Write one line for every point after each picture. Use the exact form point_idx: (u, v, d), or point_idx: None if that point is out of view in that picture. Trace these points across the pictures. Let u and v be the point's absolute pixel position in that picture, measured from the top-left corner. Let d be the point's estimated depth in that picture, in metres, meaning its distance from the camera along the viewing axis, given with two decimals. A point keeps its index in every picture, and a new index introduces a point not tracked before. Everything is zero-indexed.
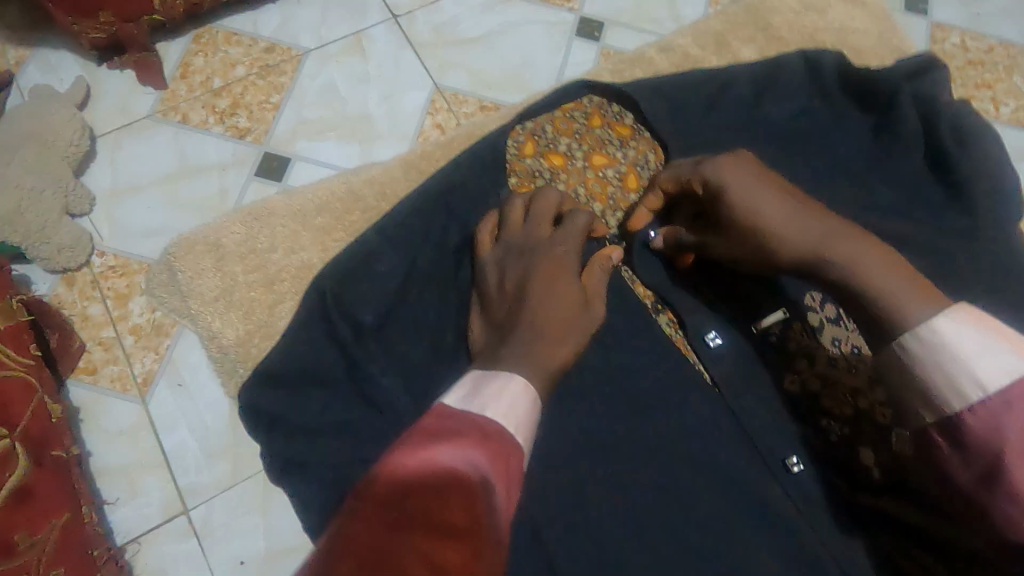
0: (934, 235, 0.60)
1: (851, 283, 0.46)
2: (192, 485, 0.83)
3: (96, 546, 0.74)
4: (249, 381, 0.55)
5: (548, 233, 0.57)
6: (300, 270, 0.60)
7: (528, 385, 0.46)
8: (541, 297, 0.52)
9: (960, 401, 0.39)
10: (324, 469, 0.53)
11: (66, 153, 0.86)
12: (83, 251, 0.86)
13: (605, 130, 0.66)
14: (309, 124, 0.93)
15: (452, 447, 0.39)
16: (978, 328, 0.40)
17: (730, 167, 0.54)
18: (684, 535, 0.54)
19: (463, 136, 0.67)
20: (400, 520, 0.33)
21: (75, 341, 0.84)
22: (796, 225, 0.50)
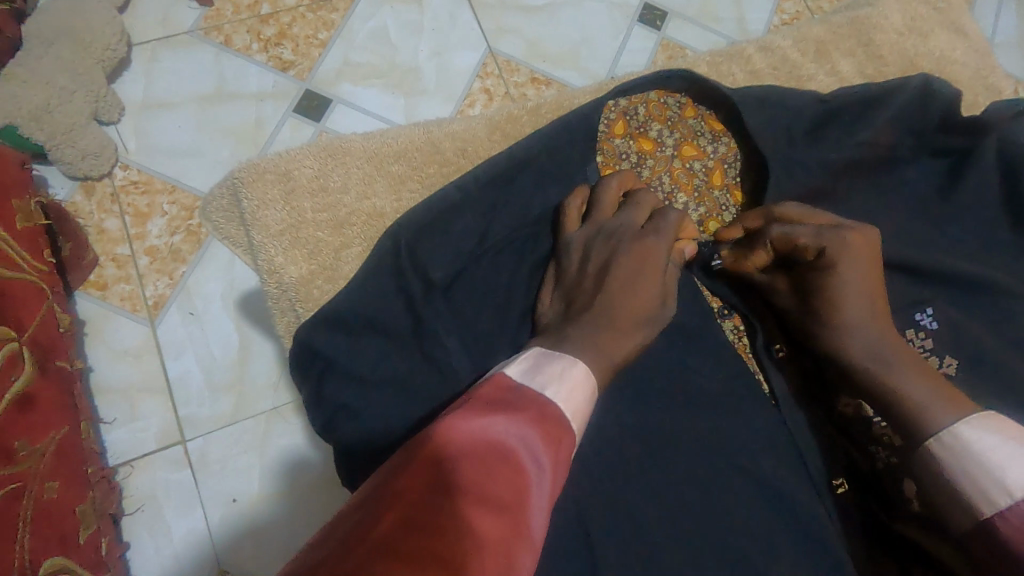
0: (1009, 279, 0.60)
1: (882, 390, 0.47)
2: (192, 416, 0.81)
3: (91, 464, 0.73)
4: (308, 320, 0.53)
5: (642, 222, 0.56)
6: (371, 216, 0.58)
7: (589, 374, 0.44)
8: (626, 284, 0.51)
9: (991, 507, 0.39)
10: (379, 420, 0.53)
11: (102, 57, 0.81)
12: (107, 161, 0.82)
13: (698, 122, 0.64)
14: (356, 68, 0.90)
15: (505, 419, 0.38)
16: (1001, 435, 0.40)
17: (852, 251, 0.52)
18: (721, 537, 0.53)
19: (550, 106, 0.66)
20: (447, 487, 0.34)
21: (89, 252, 0.80)
22: (868, 328, 0.49)
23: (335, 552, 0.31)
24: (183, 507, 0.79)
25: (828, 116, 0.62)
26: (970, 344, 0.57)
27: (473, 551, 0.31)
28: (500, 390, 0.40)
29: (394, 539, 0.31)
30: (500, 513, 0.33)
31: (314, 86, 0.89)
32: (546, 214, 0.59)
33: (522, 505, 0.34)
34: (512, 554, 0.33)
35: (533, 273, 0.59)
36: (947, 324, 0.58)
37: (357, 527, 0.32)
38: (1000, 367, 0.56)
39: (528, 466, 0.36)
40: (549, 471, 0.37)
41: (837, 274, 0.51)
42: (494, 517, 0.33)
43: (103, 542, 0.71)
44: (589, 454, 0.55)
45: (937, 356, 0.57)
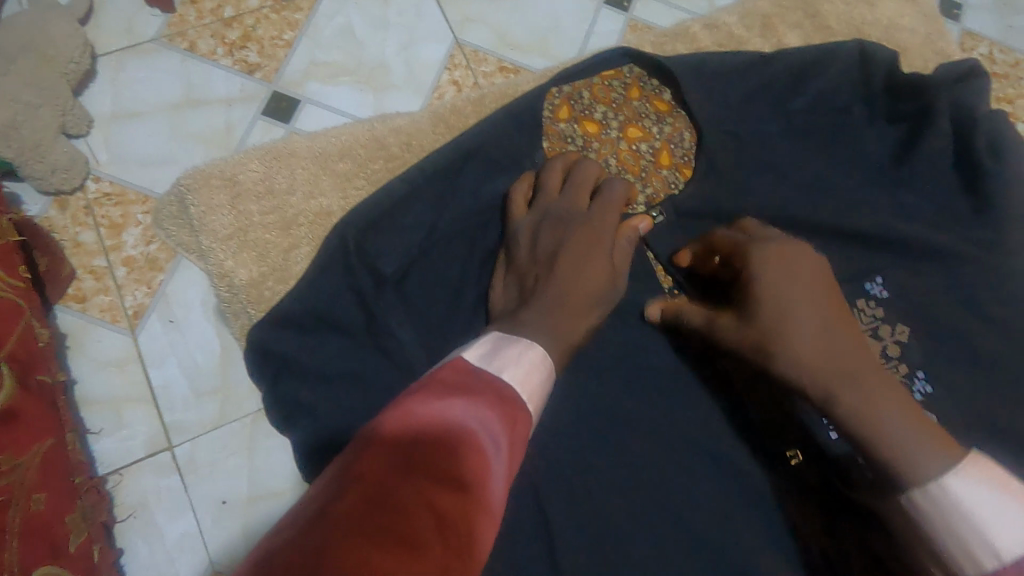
0: (953, 240, 0.62)
1: (861, 436, 0.43)
2: (178, 422, 0.82)
3: (78, 475, 0.74)
4: (264, 318, 0.54)
5: (588, 202, 0.57)
6: (319, 216, 0.58)
7: (546, 356, 0.46)
8: (579, 265, 0.53)
9: (978, 569, 0.37)
10: (331, 414, 0.54)
11: (66, 70, 0.81)
12: (79, 174, 0.82)
13: (643, 103, 0.64)
14: (322, 67, 0.90)
15: (466, 403, 0.39)
16: (990, 487, 0.37)
17: (786, 258, 0.50)
18: (679, 509, 0.55)
19: (495, 94, 0.64)
20: (410, 463, 0.34)
21: (65, 266, 0.81)
22: (824, 339, 0.46)
23: (295, 534, 0.31)
24: (172, 511, 0.81)
25: (769, 94, 0.64)
26: (916, 308, 0.61)
27: (437, 530, 0.32)
28: (459, 375, 0.42)
29: (357, 518, 0.31)
30: (462, 488, 0.34)
31: (281, 87, 0.89)
32: (497, 203, 0.59)
33: (484, 483, 0.36)
34: (474, 528, 0.34)
35: (485, 264, 0.59)
36: (897, 293, 0.61)
37: (317, 509, 0.32)
38: (940, 329, 0.60)
39: (488, 445, 0.37)
40: (506, 452, 0.38)
41: (778, 281, 0.49)
42: (458, 493, 0.34)
43: (95, 550, 0.72)
44: (548, 436, 0.57)
45: (889, 325, 0.60)
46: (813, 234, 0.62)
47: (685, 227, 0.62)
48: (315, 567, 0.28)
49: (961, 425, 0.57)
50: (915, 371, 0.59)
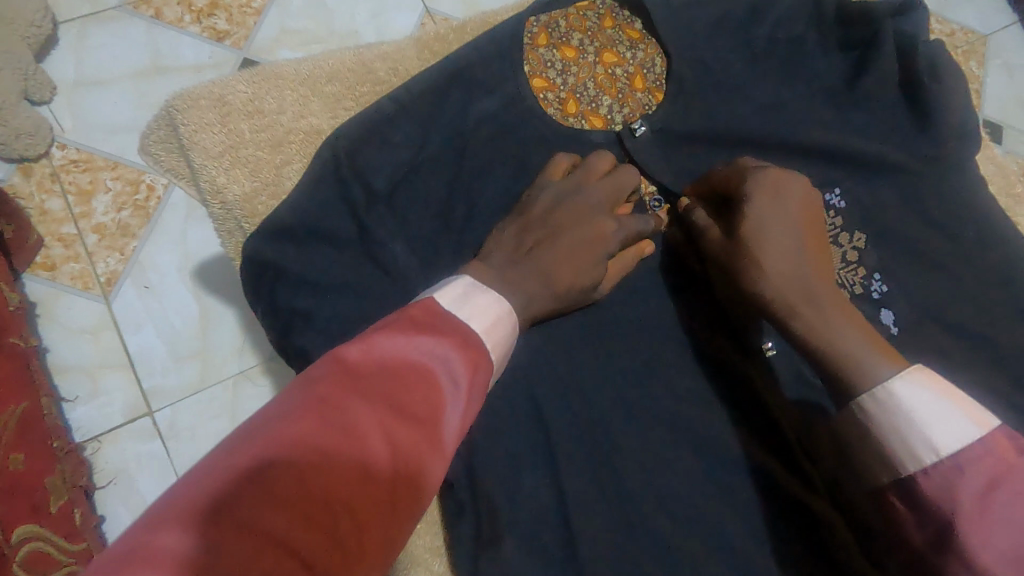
0: (899, 155, 0.68)
1: (816, 344, 0.48)
2: (157, 387, 0.85)
3: (56, 438, 0.76)
4: (258, 230, 0.55)
5: (613, 209, 0.58)
6: (309, 133, 0.59)
7: (511, 314, 0.47)
8: (568, 250, 0.54)
9: (915, 464, 0.40)
10: (329, 322, 0.55)
11: (26, 34, 0.83)
12: (43, 141, 0.84)
13: (616, 32, 0.68)
14: (293, 34, 0.92)
15: (429, 342, 0.41)
16: (932, 392, 0.41)
17: (779, 189, 0.54)
18: (666, 405, 0.58)
19: (478, 24, 0.67)
20: (368, 397, 0.38)
21: (32, 234, 0.83)
22: (794, 264, 0.51)
23: (259, 437, 0.35)
24: (154, 474, 0.83)
25: (730, 26, 0.68)
26: (869, 216, 0.67)
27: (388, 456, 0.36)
28: (431, 313, 0.43)
29: (314, 436, 0.35)
30: (414, 426, 0.38)
31: (251, 54, 0.91)
32: (482, 123, 0.61)
33: (435, 420, 0.39)
34: (421, 463, 0.38)
35: (474, 179, 0.60)
36: (853, 202, 0.67)
37: (281, 417, 0.36)
38: (885, 236, 0.66)
39: (445, 388, 0.40)
40: (463, 395, 0.41)
41: (761, 208, 0.53)
42: (410, 429, 0.38)
43: (77, 512, 0.74)
44: (542, 338, 0.58)
45: (847, 233, 0.66)
46: (774, 154, 0.67)
47: (662, 141, 0.65)
48: (273, 476, 0.33)
49: (906, 315, 0.64)
50: (872, 273, 0.65)
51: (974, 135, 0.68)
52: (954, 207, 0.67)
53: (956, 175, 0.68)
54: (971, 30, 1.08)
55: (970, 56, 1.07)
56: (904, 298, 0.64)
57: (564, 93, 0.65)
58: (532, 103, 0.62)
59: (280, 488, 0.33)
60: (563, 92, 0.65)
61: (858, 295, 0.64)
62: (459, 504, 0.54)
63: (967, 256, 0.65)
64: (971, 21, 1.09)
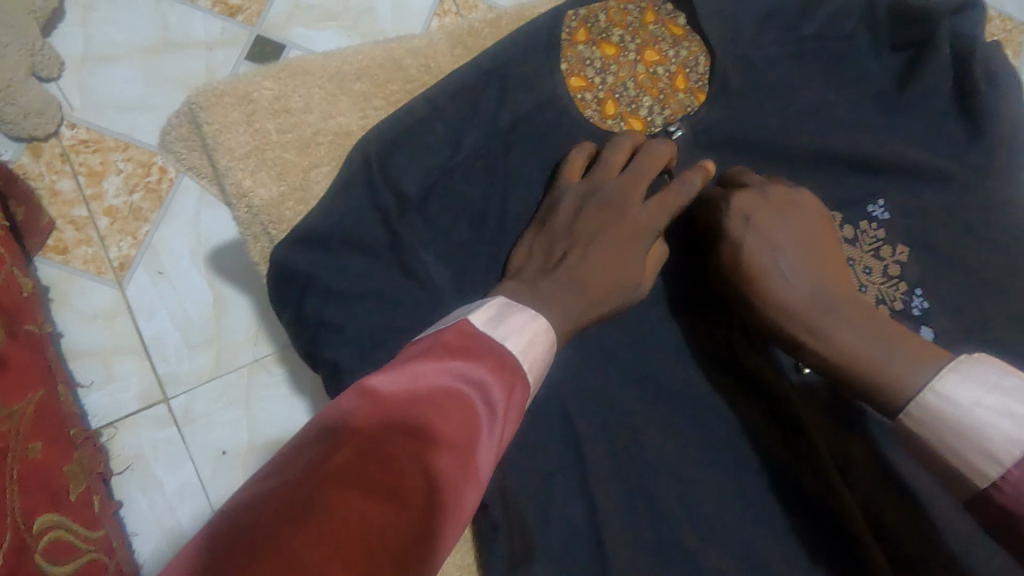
0: (948, 165, 0.65)
1: (839, 362, 0.47)
2: (172, 373, 0.84)
3: (73, 425, 0.76)
4: (286, 237, 0.53)
5: (641, 197, 0.55)
6: (338, 135, 0.57)
7: (549, 328, 0.46)
8: (606, 256, 0.52)
9: (984, 479, 0.37)
10: (359, 334, 0.53)
11: (32, 7, 0.79)
12: (52, 120, 0.81)
13: (658, 28, 0.64)
14: (308, 11, 0.88)
15: (466, 367, 0.40)
16: (975, 391, 0.38)
17: (753, 200, 0.55)
18: (698, 422, 0.57)
19: (512, 16, 0.63)
20: (403, 424, 0.36)
21: (44, 217, 0.80)
22: (801, 283, 0.51)
23: (292, 477, 0.33)
24: (172, 461, 0.83)
25: (779, 20, 0.64)
26: (914, 229, 0.64)
27: (427, 487, 0.35)
28: (463, 337, 0.42)
29: (350, 469, 0.33)
30: (453, 452, 0.36)
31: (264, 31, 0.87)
32: (518, 123, 0.58)
33: (474, 446, 0.37)
34: (460, 492, 0.36)
35: (508, 187, 0.58)
36: (897, 214, 0.64)
37: (313, 454, 0.34)
38: (932, 248, 0.64)
39: (483, 412, 0.39)
40: (501, 418, 0.39)
41: (748, 223, 0.54)
42: (448, 456, 0.36)
43: (95, 500, 0.75)
44: (578, 354, 0.56)
45: (890, 245, 0.64)
46: (819, 161, 0.65)
47: (699, 150, 0.63)
48: (309, 516, 0.31)
49: (946, 334, 0.62)
50: (913, 289, 0.63)
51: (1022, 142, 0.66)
52: (1001, 221, 0.64)
53: (1006, 188, 0.65)
54: (1010, 17, 1.02)
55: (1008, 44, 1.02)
56: (944, 314, 0.63)
57: (602, 93, 0.62)
58: (567, 103, 0.60)
59: (320, 527, 0.31)
60: (601, 92, 0.62)
61: (898, 312, 0.62)
62: (490, 521, 0.53)
63: (1012, 271, 0.63)
64: (1010, 8, 1.02)
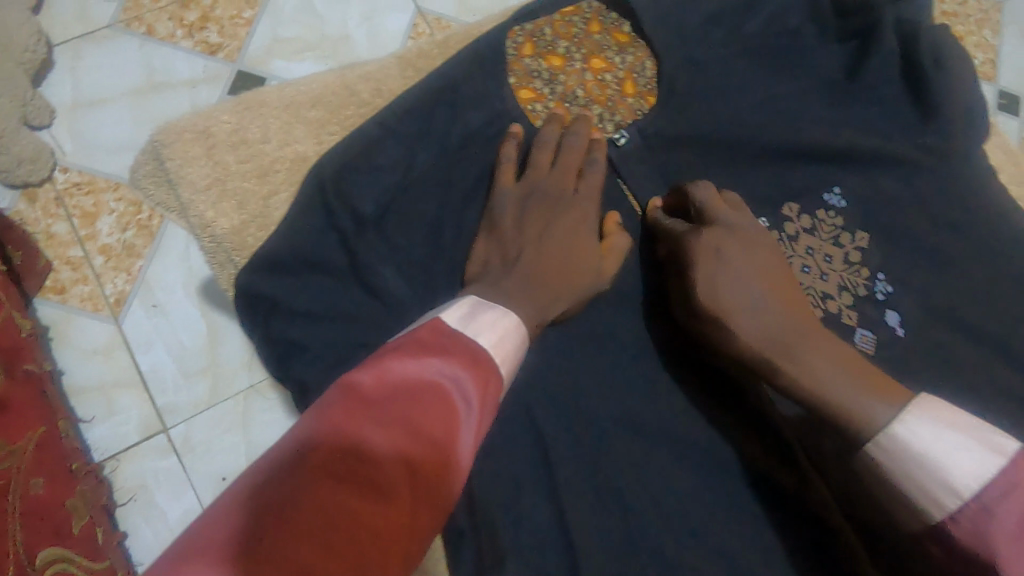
0: (904, 148, 0.65)
1: (806, 393, 0.48)
2: (170, 404, 0.86)
3: (75, 460, 0.77)
4: (248, 263, 0.55)
5: (572, 184, 0.58)
6: (295, 162, 0.59)
7: (520, 325, 0.46)
8: (555, 250, 0.53)
9: (941, 511, 0.39)
10: (324, 352, 0.55)
11: (21, 60, 0.83)
12: (45, 165, 0.85)
13: (603, 36, 0.66)
14: (286, 43, 0.91)
15: (440, 362, 0.40)
16: (935, 428, 0.40)
17: (721, 234, 0.55)
18: (666, 421, 0.57)
19: (461, 35, 0.66)
20: (381, 420, 0.37)
21: (40, 259, 0.83)
22: (761, 319, 0.51)
23: (273, 475, 0.34)
24: (174, 490, 0.85)
25: (723, 19, 0.66)
26: (874, 215, 0.65)
27: (406, 481, 0.35)
28: (436, 334, 0.42)
29: (329, 466, 0.34)
30: (431, 445, 0.37)
31: (245, 66, 0.90)
32: (469, 138, 0.60)
33: (452, 438, 0.38)
34: (442, 484, 0.37)
35: (463, 202, 0.59)
36: (855, 201, 0.65)
37: (294, 452, 0.36)
38: (892, 233, 0.64)
39: (459, 405, 0.39)
40: (478, 410, 0.39)
41: (714, 259, 0.54)
42: (426, 449, 0.37)
43: (98, 531, 0.76)
44: (542, 361, 0.57)
45: (849, 233, 0.64)
46: (773, 154, 0.65)
47: (652, 150, 0.64)
48: (291, 511, 0.32)
49: (913, 317, 0.62)
50: (876, 274, 0.63)
51: (981, 119, 0.66)
52: (961, 200, 0.64)
53: (966, 168, 0.65)
54: None
55: (985, 24, 1.01)
56: (909, 296, 0.63)
57: (553, 102, 0.64)
58: (518, 115, 0.62)
59: (300, 522, 0.32)
60: (551, 102, 0.64)
61: (862, 298, 0.62)
62: (458, 530, 0.54)
63: (975, 250, 0.63)
64: None
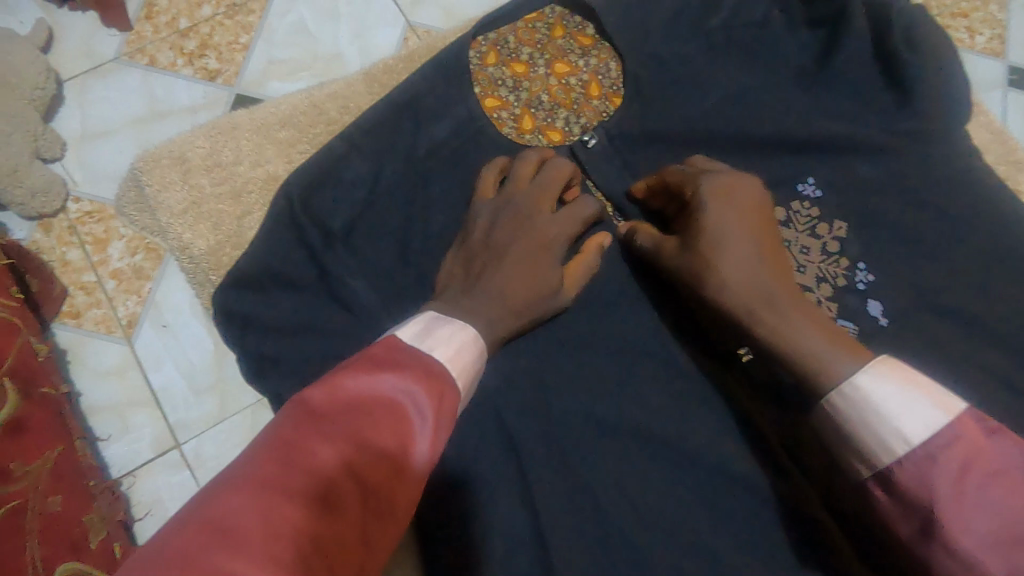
0: (881, 134, 0.64)
1: (776, 349, 0.47)
2: (182, 421, 0.85)
3: (93, 477, 0.78)
4: (223, 283, 0.57)
5: (549, 208, 0.57)
6: (267, 181, 0.63)
7: (478, 337, 0.47)
8: (520, 269, 0.53)
9: (889, 457, 0.39)
10: (298, 364, 0.56)
11: (32, 97, 0.82)
12: (57, 197, 0.84)
13: (567, 40, 0.67)
14: (280, 64, 0.90)
15: (394, 376, 0.41)
16: (894, 382, 0.40)
17: (727, 186, 0.55)
18: (641, 420, 0.57)
19: (425, 50, 0.69)
20: (333, 435, 0.38)
21: (57, 286, 0.84)
22: (750, 268, 0.50)
23: (219, 493, 0.35)
24: None
25: (688, 14, 0.66)
26: (851, 203, 0.63)
27: (356, 492, 0.37)
28: (391, 350, 0.43)
29: (279, 482, 0.35)
30: (381, 458, 0.38)
31: (243, 89, 0.90)
32: (434, 150, 0.61)
33: (403, 451, 0.39)
34: (392, 495, 0.38)
35: (429, 211, 0.60)
36: (830, 190, 0.64)
37: (241, 470, 0.36)
38: (871, 220, 0.63)
39: (412, 418, 0.40)
40: (432, 422, 0.40)
41: (716, 208, 0.53)
42: (377, 462, 0.38)
43: (115, 546, 0.75)
44: (513, 366, 0.58)
45: (826, 223, 0.63)
46: (744, 149, 0.65)
47: (619, 151, 0.64)
48: (236, 530, 0.33)
49: (895, 306, 0.60)
50: (855, 263, 0.62)
51: (962, 99, 0.64)
52: (944, 182, 0.63)
53: (949, 150, 0.63)
54: None
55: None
56: (891, 284, 0.61)
57: (518, 109, 0.64)
58: (484, 124, 0.63)
59: (245, 535, 0.33)
60: (516, 109, 0.64)
61: (840, 288, 0.61)
62: (432, 533, 0.55)
63: (959, 234, 0.62)
64: None
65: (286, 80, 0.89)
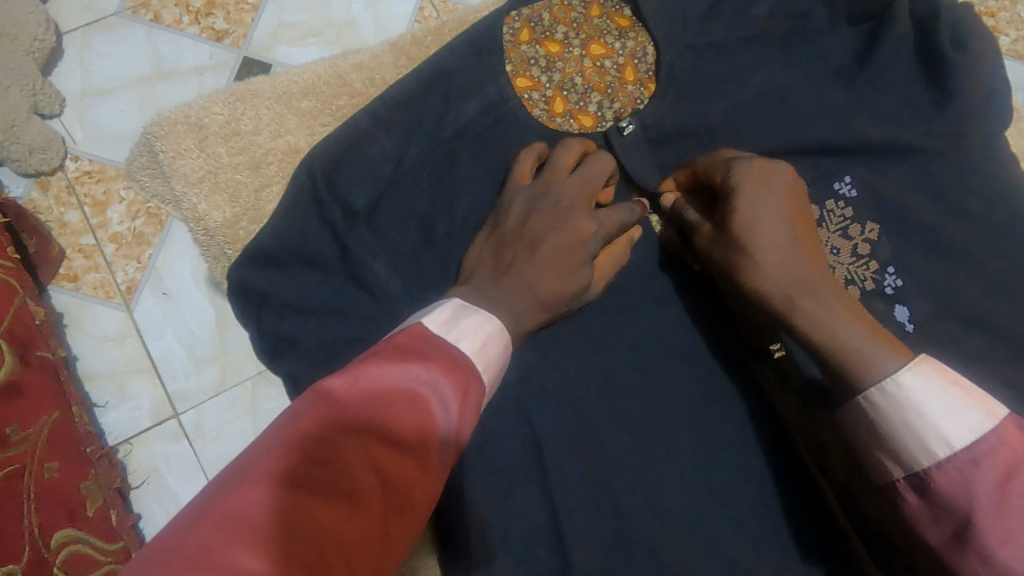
0: (917, 136, 0.62)
1: (820, 343, 0.46)
2: (182, 390, 0.81)
3: (89, 443, 0.73)
4: (240, 257, 0.56)
5: (588, 201, 0.55)
6: (288, 152, 0.62)
7: (504, 331, 0.45)
8: (552, 262, 0.51)
9: (928, 459, 0.39)
10: (317, 345, 0.55)
11: (31, 49, 0.78)
12: (57, 154, 0.80)
13: (604, 20, 0.65)
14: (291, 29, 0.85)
15: (419, 368, 0.39)
16: (941, 384, 0.39)
17: (758, 172, 0.52)
18: (659, 415, 0.57)
19: (454, 24, 0.67)
20: (355, 427, 0.36)
21: (55, 246, 0.79)
22: (794, 259, 0.49)
23: (236, 484, 0.33)
24: (186, 476, 0.80)
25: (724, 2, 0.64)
26: (887, 205, 0.61)
27: (378, 487, 0.35)
28: (416, 339, 0.41)
29: (299, 476, 0.34)
30: (404, 452, 0.37)
31: (251, 53, 0.84)
32: (461, 130, 0.58)
33: (426, 444, 0.37)
34: (413, 489, 0.37)
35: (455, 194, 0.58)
36: (866, 191, 0.61)
37: (259, 461, 0.34)
38: (906, 224, 0.61)
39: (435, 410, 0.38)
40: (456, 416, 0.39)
41: (750, 196, 0.51)
42: (399, 455, 0.36)
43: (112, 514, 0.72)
44: (535, 357, 0.57)
45: (859, 224, 0.61)
46: (779, 144, 0.63)
47: (652, 140, 0.62)
48: (254, 525, 0.31)
49: (925, 312, 0.59)
50: (885, 267, 0.60)
51: (1002, 104, 0.62)
52: (976, 188, 0.61)
53: (985, 155, 0.62)
54: None
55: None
56: (922, 289, 0.60)
57: (550, 91, 0.62)
58: (515, 105, 0.60)
59: (263, 530, 0.31)
60: (548, 91, 0.62)
61: (868, 292, 0.60)
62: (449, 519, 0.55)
63: (990, 241, 0.60)
64: None
65: (297, 46, 0.84)
